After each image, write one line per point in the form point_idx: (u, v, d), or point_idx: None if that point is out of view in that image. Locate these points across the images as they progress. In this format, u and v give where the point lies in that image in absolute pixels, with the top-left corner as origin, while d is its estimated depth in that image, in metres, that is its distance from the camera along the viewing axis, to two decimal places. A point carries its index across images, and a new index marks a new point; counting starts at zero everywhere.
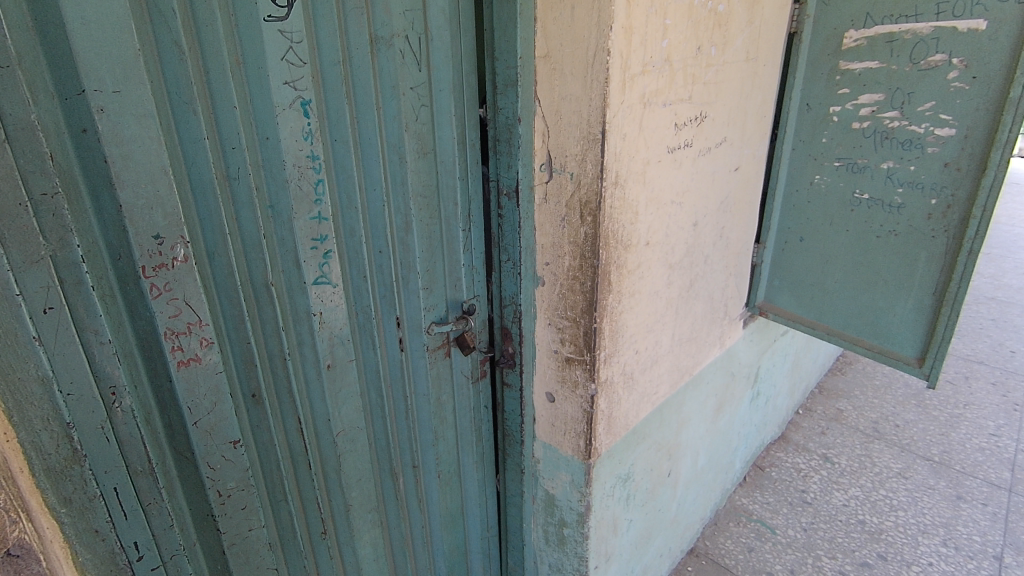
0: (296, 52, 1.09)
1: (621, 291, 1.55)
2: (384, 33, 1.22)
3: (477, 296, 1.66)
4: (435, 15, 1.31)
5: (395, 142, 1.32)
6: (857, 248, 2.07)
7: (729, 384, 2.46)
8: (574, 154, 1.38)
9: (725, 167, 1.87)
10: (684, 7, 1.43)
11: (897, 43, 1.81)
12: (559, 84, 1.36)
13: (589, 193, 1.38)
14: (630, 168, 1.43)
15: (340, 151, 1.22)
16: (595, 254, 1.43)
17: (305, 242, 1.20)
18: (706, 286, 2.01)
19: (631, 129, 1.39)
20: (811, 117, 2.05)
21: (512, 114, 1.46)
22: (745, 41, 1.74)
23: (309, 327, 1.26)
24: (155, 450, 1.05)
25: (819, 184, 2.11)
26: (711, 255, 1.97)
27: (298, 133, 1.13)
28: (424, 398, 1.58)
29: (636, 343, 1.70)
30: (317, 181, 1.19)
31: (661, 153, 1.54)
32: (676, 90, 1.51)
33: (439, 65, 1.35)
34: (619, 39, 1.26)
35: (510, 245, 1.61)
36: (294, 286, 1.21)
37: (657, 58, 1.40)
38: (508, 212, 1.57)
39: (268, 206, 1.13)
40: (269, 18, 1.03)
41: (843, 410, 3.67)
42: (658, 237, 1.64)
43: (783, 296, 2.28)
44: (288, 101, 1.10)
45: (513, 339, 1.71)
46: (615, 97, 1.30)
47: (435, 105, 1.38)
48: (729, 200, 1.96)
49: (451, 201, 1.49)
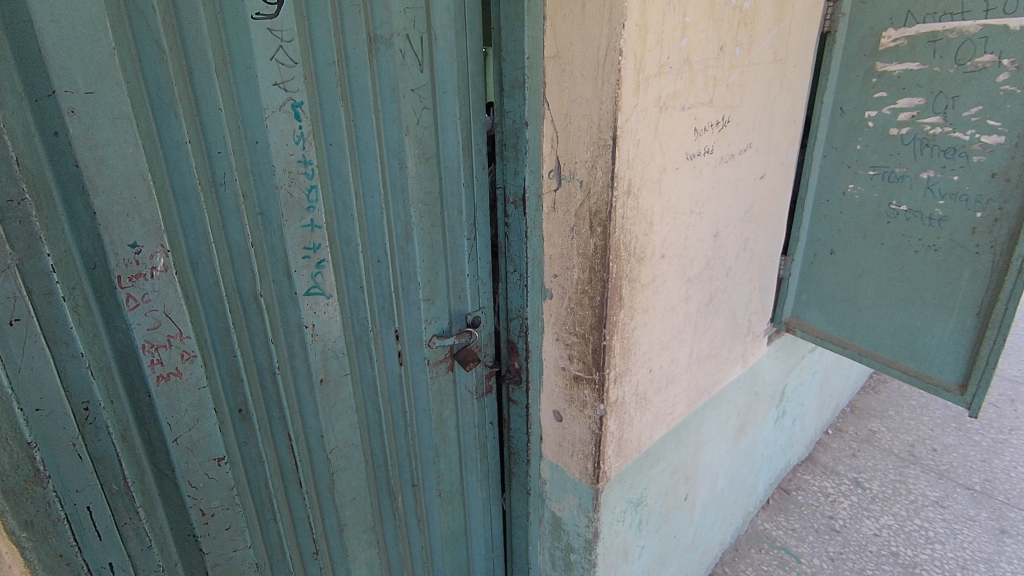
0: (286, 51, 1.04)
1: (633, 306, 1.46)
2: (383, 32, 1.17)
3: (482, 308, 1.58)
4: (439, 15, 1.25)
5: (395, 147, 1.26)
6: (892, 263, 1.91)
7: (752, 404, 2.34)
8: (584, 160, 1.30)
9: (750, 176, 1.77)
10: (705, 4, 1.34)
11: (940, 43, 1.66)
12: (569, 86, 1.28)
13: (599, 202, 1.30)
14: (644, 175, 1.35)
15: (335, 155, 1.17)
16: (605, 268, 1.34)
17: (296, 251, 1.14)
18: (729, 301, 1.90)
19: (645, 135, 1.30)
20: (844, 123, 1.93)
21: (520, 117, 1.39)
22: (773, 41, 1.64)
23: (301, 340, 1.20)
24: (132, 468, 0.99)
25: (852, 195, 1.97)
26: (734, 269, 1.87)
27: (289, 136, 1.08)
28: (425, 414, 1.52)
29: (650, 361, 1.60)
30: (309, 187, 1.13)
31: (679, 160, 1.44)
32: (696, 93, 1.41)
33: (443, 66, 1.29)
34: (632, 38, 1.17)
35: (517, 256, 1.53)
36: (285, 296, 1.16)
37: (675, 58, 1.32)
38: (514, 221, 1.50)
39: (257, 213, 1.08)
40: (258, 15, 0.98)
41: (876, 431, 3.49)
42: (675, 249, 1.55)
43: (812, 312, 2.15)
44: (277, 102, 1.05)
45: (519, 354, 1.63)
46: (629, 101, 1.22)
47: (439, 108, 1.31)
48: (754, 210, 1.85)
49: (456, 208, 1.42)
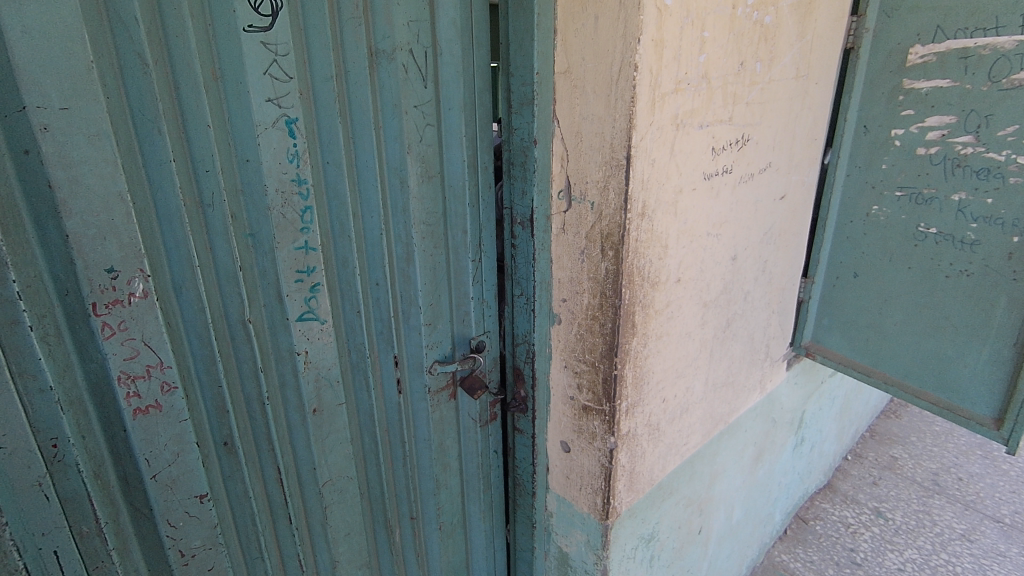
0: (280, 65, 0.98)
1: (646, 333, 1.38)
2: (385, 46, 1.11)
3: (488, 332, 1.52)
4: (445, 28, 1.19)
5: (397, 165, 1.20)
6: (920, 288, 1.81)
7: (770, 432, 2.24)
8: (595, 180, 1.23)
9: (769, 196, 1.69)
10: (725, 18, 1.28)
11: (972, 60, 1.58)
12: (581, 103, 1.21)
13: (611, 225, 1.23)
14: (659, 197, 1.27)
15: (333, 174, 1.11)
16: (617, 294, 1.27)
17: (288, 275, 1.08)
18: (747, 326, 1.81)
19: (660, 154, 1.23)
20: (869, 141, 1.85)
21: (528, 135, 1.32)
22: (795, 56, 1.57)
23: (292, 368, 1.14)
24: (105, 507, 0.93)
25: (876, 216, 1.88)
26: (752, 292, 1.78)
27: (282, 154, 1.02)
28: (425, 444, 1.44)
29: (663, 390, 1.52)
30: (304, 208, 1.07)
31: (696, 180, 1.37)
32: (715, 110, 1.34)
33: (448, 81, 1.23)
34: (648, 53, 1.11)
35: (524, 279, 1.46)
36: (276, 322, 1.09)
37: (693, 74, 1.25)
38: (522, 242, 1.43)
39: (247, 235, 1.01)
40: (250, 28, 0.93)
41: (898, 458, 3.36)
42: (691, 273, 1.47)
43: (834, 338, 2.06)
44: (270, 119, 0.99)
45: (525, 382, 1.55)
46: (644, 119, 1.15)
47: (444, 125, 1.25)
48: (773, 231, 1.77)
49: (460, 229, 1.36)
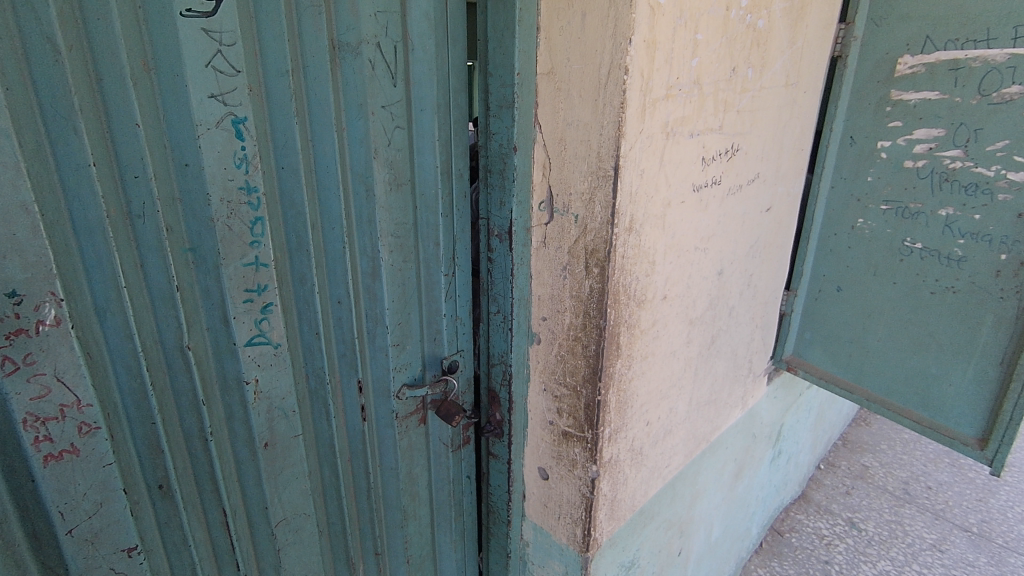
0: (225, 57, 0.85)
1: (631, 355, 1.29)
2: (349, 39, 0.99)
3: (461, 351, 1.41)
4: (417, 22, 1.08)
5: (362, 171, 1.08)
6: (905, 304, 1.77)
7: (750, 447, 2.19)
8: (580, 192, 1.14)
9: (756, 208, 1.62)
10: (718, 20, 1.20)
11: (962, 72, 1.53)
12: (565, 108, 1.12)
13: (596, 240, 1.13)
14: (647, 211, 1.18)
15: (289, 181, 0.98)
16: (602, 314, 1.17)
17: (236, 294, 0.95)
18: (731, 341, 1.75)
19: (649, 165, 1.14)
20: (855, 152, 1.81)
21: (507, 141, 1.20)
22: (786, 63, 1.51)
23: (240, 398, 1.01)
24: (9, 570, 0.79)
25: (862, 229, 1.83)
26: (737, 307, 1.71)
27: (228, 159, 0.89)
28: (391, 473, 1.33)
29: (647, 413, 1.44)
30: (254, 220, 0.94)
31: (685, 193, 1.28)
32: (706, 118, 1.26)
33: (420, 80, 1.12)
34: (639, 55, 1.01)
35: (501, 295, 1.34)
36: (222, 348, 0.96)
37: (685, 79, 1.16)
38: (499, 256, 1.31)
39: (186, 250, 0.88)
40: (189, 12, 0.80)
41: (869, 466, 3.37)
42: (678, 290, 1.39)
43: (816, 352, 2.03)
44: (214, 118, 0.86)
45: (501, 405, 1.43)
46: (633, 126, 1.06)
47: (415, 128, 1.14)
48: (759, 244, 1.71)
49: (432, 240, 1.25)
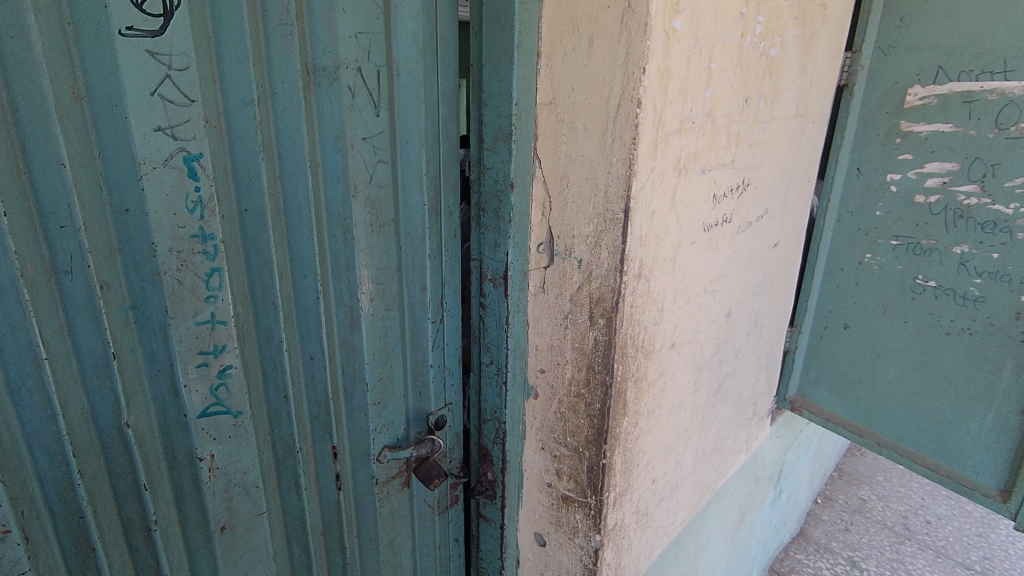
0: (176, 84, 0.72)
1: (638, 411, 1.17)
2: (325, 63, 0.87)
3: (450, 407, 1.27)
4: (403, 44, 0.96)
5: (339, 212, 0.95)
6: (917, 345, 1.68)
7: (752, 491, 2.07)
8: (584, 235, 1.03)
9: (764, 245, 1.52)
10: (733, 48, 1.10)
11: (977, 104, 1.46)
12: (568, 142, 1.01)
13: (603, 288, 1.02)
14: (657, 254, 1.07)
15: (252, 225, 0.85)
16: (607, 370, 1.06)
17: (187, 358, 0.81)
18: (736, 385, 1.64)
19: (661, 205, 1.03)
20: (863, 185, 1.73)
21: (502, 176, 1.05)
22: (796, 92, 1.42)
23: (193, 478, 0.86)
24: None
25: (870, 265, 1.75)
26: (743, 349, 1.61)
27: (178, 202, 0.75)
28: (371, 544, 1.18)
29: (653, 470, 1.31)
30: (210, 271, 0.81)
31: (695, 233, 1.18)
32: (718, 152, 1.16)
33: (406, 108, 1.00)
34: (653, 85, 0.91)
35: (494, 345, 1.17)
36: (170, 421, 0.82)
37: (698, 111, 1.06)
38: (492, 302, 1.14)
39: (126, 310, 0.75)
40: (130, 31, 0.67)
41: (867, 500, 3.28)
42: (686, 336, 1.28)
43: (820, 392, 1.95)
44: (161, 155, 0.72)
45: (494, 465, 1.27)
46: (645, 164, 0.95)
47: (400, 161, 1.02)
48: (766, 281, 1.61)
49: (418, 285, 1.12)
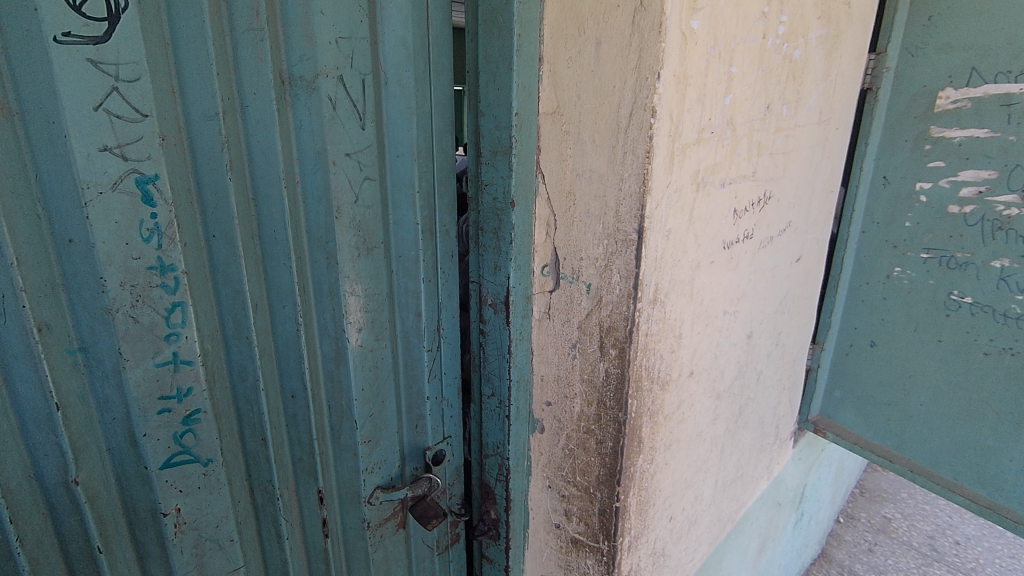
0: (124, 96, 0.63)
1: (654, 446, 1.07)
2: (302, 71, 0.78)
3: (450, 439, 1.17)
4: (390, 49, 0.88)
5: (321, 235, 0.86)
6: (952, 365, 1.56)
7: (774, 517, 1.95)
8: (594, 258, 0.93)
9: (787, 260, 1.42)
10: (755, 50, 1.00)
11: (1016, 108, 1.34)
12: (574, 155, 0.91)
13: (615, 316, 0.92)
14: (673, 277, 0.97)
15: (222, 253, 0.76)
16: (620, 407, 0.95)
17: (147, 404, 0.72)
18: (758, 409, 1.53)
19: (677, 223, 0.93)
20: (889, 195, 1.62)
21: (502, 194, 0.94)
22: (820, 97, 1.32)
23: (156, 535, 0.77)
24: None
25: (899, 279, 1.64)
26: (765, 371, 1.50)
27: (131, 230, 0.66)
28: None
29: (671, 507, 1.20)
30: (171, 306, 0.72)
31: (715, 251, 1.07)
32: (739, 163, 1.06)
33: (395, 120, 0.91)
34: (669, 92, 0.81)
35: (497, 375, 1.05)
36: (128, 474, 0.73)
37: (717, 120, 0.96)
38: (493, 329, 1.03)
39: (72, 354, 0.66)
40: (68, 37, 0.58)
41: (891, 519, 3.14)
42: (705, 363, 1.17)
43: (846, 413, 1.84)
44: (108, 177, 0.64)
45: (497, 503, 1.14)
46: (660, 180, 0.85)
47: (389, 178, 0.93)
48: (788, 298, 1.50)
49: (412, 311, 1.03)
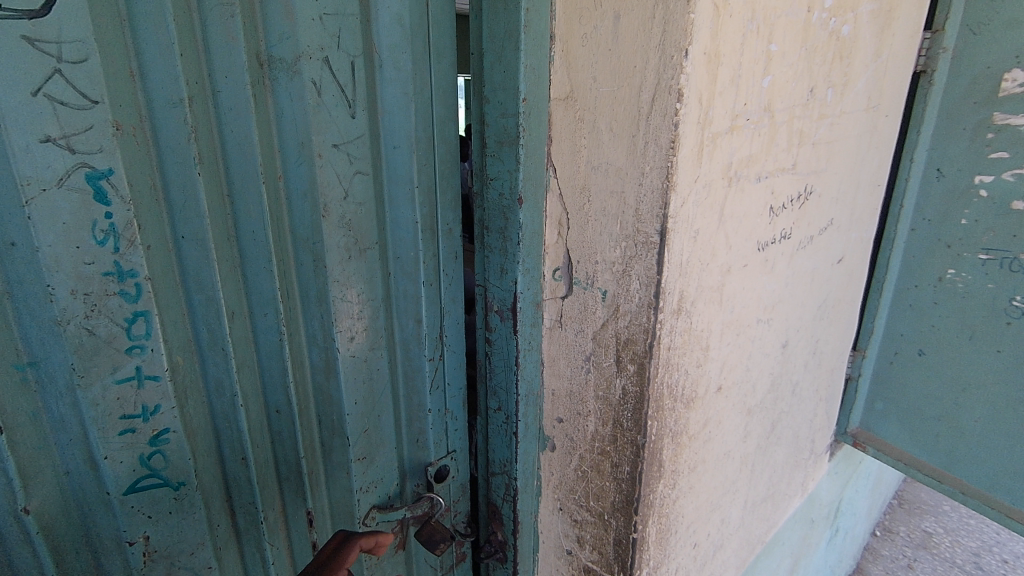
0: (70, 80, 0.56)
1: (676, 470, 0.97)
2: (282, 53, 0.70)
3: (455, 453, 1.08)
4: (384, 28, 0.79)
5: (308, 235, 0.78)
6: (1012, 380, 1.41)
7: (808, 535, 1.83)
8: (612, 261, 0.83)
9: (827, 261, 1.29)
10: (798, 25, 0.89)
11: None
12: (590, 146, 0.81)
13: (634, 328, 0.82)
14: (701, 283, 0.86)
15: (192, 257, 0.69)
16: (639, 430, 0.85)
17: (108, 425, 0.65)
18: (792, 423, 1.41)
19: (706, 223, 0.83)
20: (943, 189, 1.47)
21: (509, 190, 0.85)
22: (868, 80, 1.19)
23: (123, 563, 0.71)
24: None
25: (953, 282, 1.49)
26: (800, 382, 1.38)
27: (82, 231, 0.59)
28: None
29: (695, 533, 1.10)
30: (133, 317, 0.64)
31: (748, 254, 0.96)
32: (777, 155, 0.94)
33: (390, 107, 0.82)
34: (698, 73, 0.70)
35: (504, 389, 0.97)
36: (89, 500, 0.66)
37: (754, 105, 0.84)
38: (500, 338, 0.94)
39: (19, 370, 0.59)
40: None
41: (932, 533, 2.96)
42: (735, 376, 1.06)
43: (890, 426, 1.71)
44: (53, 172, 0.56)
45: (504, 524, 1.07)
46: (686, 174, 0.74)
47: (383, 172, 0.84)
48: (828, 303, 1.37)
49: (412, 317, 0.94)
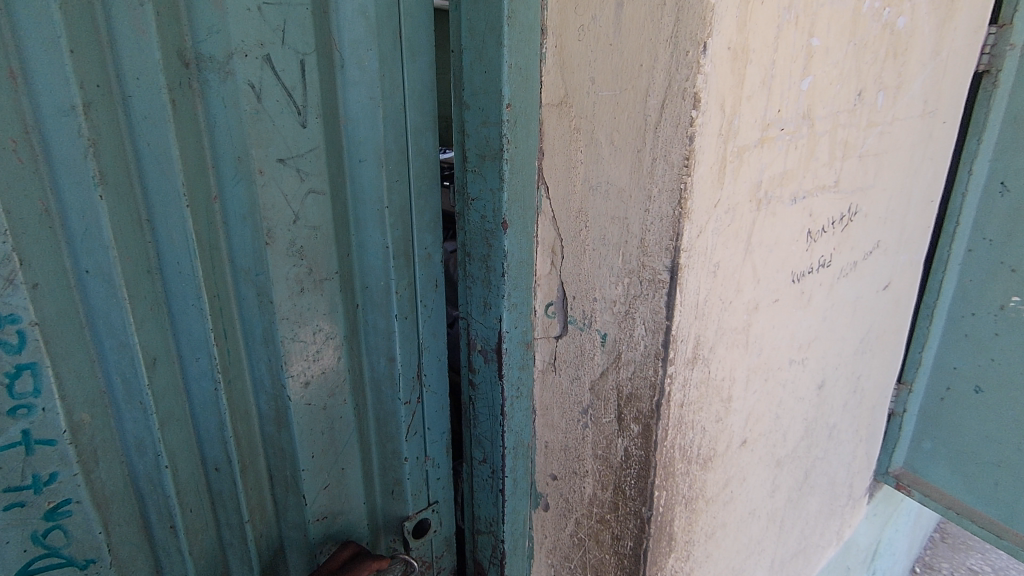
0: None
1: (690, 541, 0.82)
2: (211, 51, 0.58)
3: (437, 505, 0.95)
4: (344, 20, 0.66)
5: (249, 266, 0.66)
6: None
7: None
8: (614, 300, 0.70)
9: (872, 288, 1.13)
10: (846, 15, 0.73)
11: None
12: (586, 162, 0.68)
13: (639, 383, 0.69)
14: (721, 326, 0.72)
15: (99, 296, 0.57)
16: (644, 501, 0.73)
17: None
18: (828, 469, 1.24)
19: (730, 254, 0.68)
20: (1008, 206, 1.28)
21: (491, 208, 0.69)
22: (925, 81, 1.03)
23: None
24: None
25: (1014, 312, 1.31)
26: (839, 424, 1.21)
27: None
28: None
29: None
30: (18, 371, 0.53)
31: (780, 287, 0.81)
32: (817, 169, 0.79)
33: (353, 114, 0.70)
34: (720, 72, 0.56)
35: (489, 441, 0.80)
36: None
37: (790, 112, 0.70)
38: (484, 382, 0.77)
39: None
40: None
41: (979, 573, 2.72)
42: (762, 425, 0.91)
43: (939, 470, 1.53)
44: None
45: None
46: (704, 199, 0.60)
47: (345, 190, 0.72)
48: (871, 335, 1.21)
49: (383, 356, 0.82)
